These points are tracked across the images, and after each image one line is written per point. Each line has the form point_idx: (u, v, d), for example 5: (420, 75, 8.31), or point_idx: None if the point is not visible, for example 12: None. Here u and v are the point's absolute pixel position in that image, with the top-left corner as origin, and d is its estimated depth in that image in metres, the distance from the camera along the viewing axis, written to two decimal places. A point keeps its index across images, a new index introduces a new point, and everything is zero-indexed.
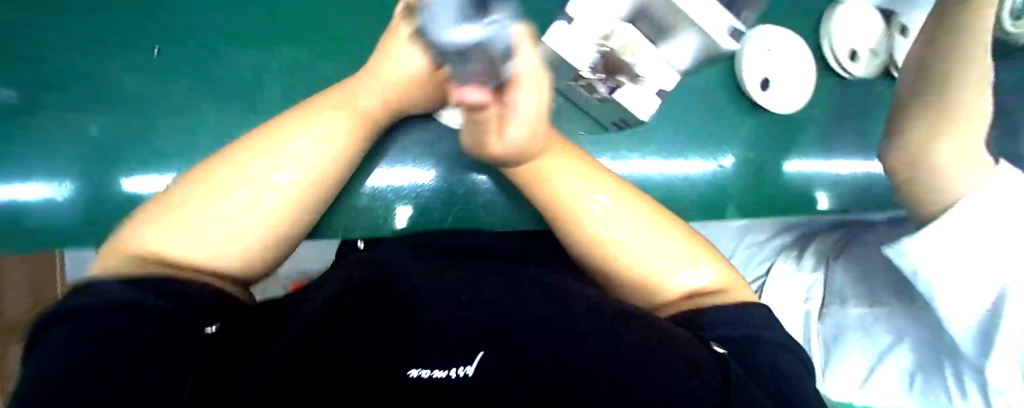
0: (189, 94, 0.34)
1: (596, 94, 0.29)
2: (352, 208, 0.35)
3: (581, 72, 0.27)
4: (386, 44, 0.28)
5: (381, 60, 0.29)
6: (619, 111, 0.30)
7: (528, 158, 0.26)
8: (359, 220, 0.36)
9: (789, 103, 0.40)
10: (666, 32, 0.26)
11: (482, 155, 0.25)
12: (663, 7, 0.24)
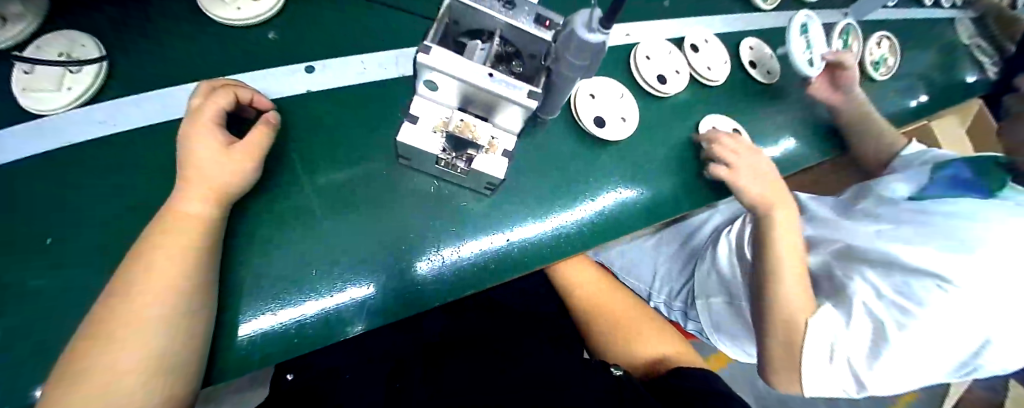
0: (65, 263, 0.32)
1: (459, 168, 0.35)
2: (271, 334, 0.33)
3: (437, 155, 0.33)
4: (187, 141, 0.33)
5: (191, 149, 0.33)
6: (480, 175, 0.34)
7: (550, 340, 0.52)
8: (277, 346, 0.33)
9: (622, 129, 0.47)
10: (490, 109, 0.31)
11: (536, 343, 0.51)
12: (481, 96, 0.30)
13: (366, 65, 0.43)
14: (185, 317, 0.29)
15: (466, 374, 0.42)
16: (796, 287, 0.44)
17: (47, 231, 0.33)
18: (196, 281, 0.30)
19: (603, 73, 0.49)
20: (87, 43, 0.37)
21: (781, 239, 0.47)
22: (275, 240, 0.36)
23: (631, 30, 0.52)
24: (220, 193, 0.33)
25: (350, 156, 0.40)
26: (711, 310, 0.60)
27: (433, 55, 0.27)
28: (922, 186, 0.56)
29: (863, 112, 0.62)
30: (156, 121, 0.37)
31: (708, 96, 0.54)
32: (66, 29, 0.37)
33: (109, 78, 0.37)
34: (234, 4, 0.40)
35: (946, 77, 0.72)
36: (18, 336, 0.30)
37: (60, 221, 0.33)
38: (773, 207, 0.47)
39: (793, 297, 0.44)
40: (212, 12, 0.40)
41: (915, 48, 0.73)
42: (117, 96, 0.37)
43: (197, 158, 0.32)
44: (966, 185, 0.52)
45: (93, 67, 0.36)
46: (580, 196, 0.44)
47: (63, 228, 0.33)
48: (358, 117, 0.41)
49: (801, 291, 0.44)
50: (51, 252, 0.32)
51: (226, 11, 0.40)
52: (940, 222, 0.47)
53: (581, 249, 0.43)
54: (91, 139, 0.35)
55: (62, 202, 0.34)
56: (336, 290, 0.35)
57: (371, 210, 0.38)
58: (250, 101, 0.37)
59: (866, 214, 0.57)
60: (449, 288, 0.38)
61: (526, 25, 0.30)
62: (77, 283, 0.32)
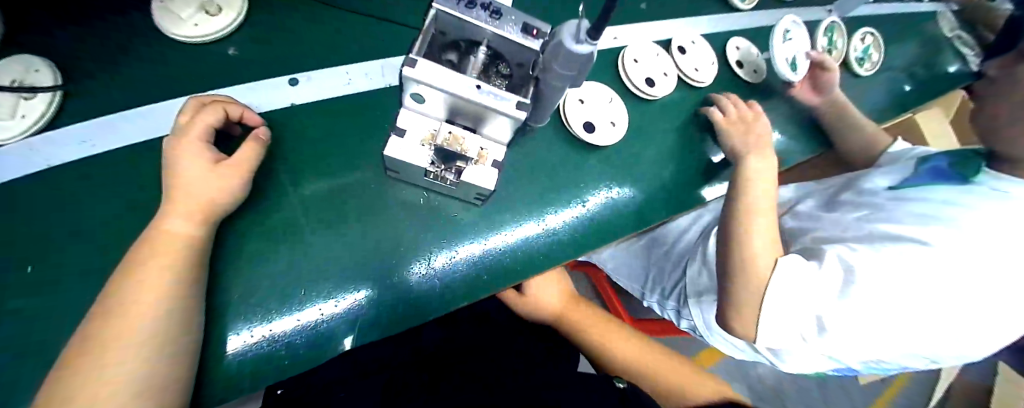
0: (42, 287, 0.31)
1: (449, 181, 0.34)
2: (260, 353, 0.32)
3: (425, 169, 0.32)
4: (169, 161, 0.32)
5: (174, 169, 0.32)
6: (470, 187, 0.34)
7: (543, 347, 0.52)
8: (267, 365, 0.32)
9: (612, 134, 0.47)
10: (479, 121, 0.31)
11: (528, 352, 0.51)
12: (468, 109, 0.29)
13: (351, 75, 0.42)
14: (170, 340, 0.28)
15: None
16: (763, 225, 0.45)
17: (24, 258, 0.32)
18: (180, 303, 0.29)
19: (591, 77, 0.49)
20: (43, 69, 0.35)
21: (757, 188, 0.46)
22: (262, 257, 0.35)
23: (618, 33, 0.52)
24: (204, 212, 0.32)
25: (336, 168, 0.39)
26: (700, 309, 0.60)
27: (419, 68, 0.27)
28: (905, 179, 0.57)
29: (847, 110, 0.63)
30: (130, 142, 0.36)
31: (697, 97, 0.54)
32: (27, 54, 0.36)
33: (65, 105, 0.36)
34: (192, 20, 0.39)
35: (929, 70, 0.73)
36: (10, 348, 0.29)
37: (38, 247, 0.32)
38: (750, 153, 0.48)
39: (758, 245, 0.43)
40: (169, 29, 0.38)
41: (898, 42, 0.73)
42: (82, 120, 0.36)
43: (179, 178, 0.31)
44: (945, 176, 0.52)
45: (46, 95, 0.35)
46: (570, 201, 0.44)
47: (57, 235, 0.33)
48: (346, 128, 0.40)
49: (767, 226, 0.45)
50: (29, 279, 0.31)
51: (184, 28, 0.39)
52: (927, 211, 0.47)
53: (574, 254, 0.42)
54: (50, 165, 0.34)
55: (40, 226, 0.33)
56: (326, 304, 0.35)
57: (360, 224, 0.38)
58: (241, 117, 0.36)
59: (849, 204, 0.58)
60: (442, 299, 0.37)
61: (512, 35, 0.29)
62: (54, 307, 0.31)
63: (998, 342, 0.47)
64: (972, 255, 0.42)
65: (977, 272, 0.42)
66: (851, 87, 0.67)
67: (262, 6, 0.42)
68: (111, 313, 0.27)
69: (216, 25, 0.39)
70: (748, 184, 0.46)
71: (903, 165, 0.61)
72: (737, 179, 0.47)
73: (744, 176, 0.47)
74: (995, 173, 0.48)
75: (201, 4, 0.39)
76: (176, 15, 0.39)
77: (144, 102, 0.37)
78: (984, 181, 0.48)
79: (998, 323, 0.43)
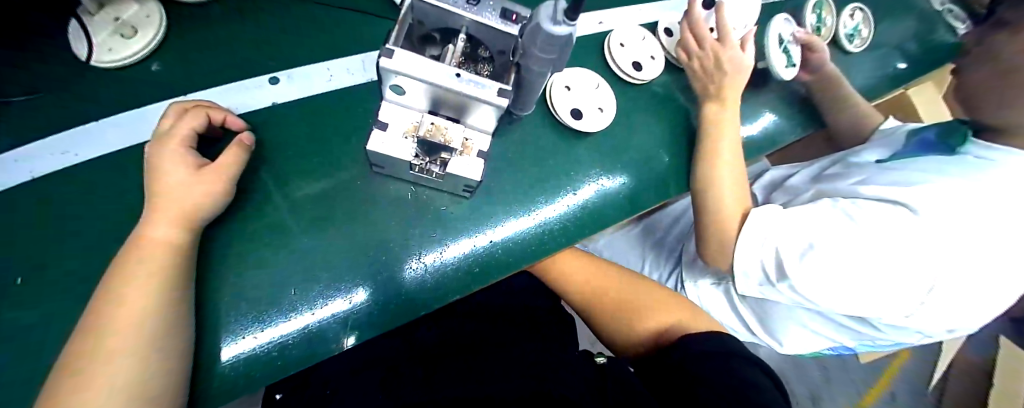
0: (28, 296, 0.31)
1: (434, 173, 0.34)
2: (252, 358, 0.32)
3: (410, 162, 0.32)
4: (153, 166, 0.32)
5: (159, 175, 0.31)
6: (456, 178, 0.34)
7: (538, 334, 0.52)
8: (261, 369, 0.32)
9: (600, 120, 0.46)
10: (463, 111, 0.30)
11: (527, 338, 0.51)
12: (451, 99, 0.29)
13: (333, 71, 0.42)
14: (159, 346, 0.28)
15: (466, 382, 0.42)
16: (732, 197, 0.47)
17: (9, 268, 0.31)
18: (166, 309, 0.29)
19: (577, 64, 0.49)
20: None
21: (723, 159, 0.47)
22: (253, 259, 0.35)
23: (604, 18, 0.52)
24: (188, 216, 0.31)
25: (323, 167, 0.38)
26: (700, 292, 0.60)
27: (397, 59, 0.26)
28: (895, 152, 0.57)
29: (836, 84, 0.63)
30: (95, 154, 0.35)
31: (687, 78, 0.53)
32: None
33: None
34: (105, 44, 0.36)
35: (921, 45, 0.73)
36: (8, 344, 0.29)
37: (26, 258, 0.32)
38: (711, 101, 0.48)
39: (733, 220, 0.47)
40: (82, 56, 0.36)
41: (889, 17, 0.73)
42: (34, 138, 0.34)
43: (165, 182, 0.31)
44: (933, 146, 0.52)
45: None
46: (559, 190, 0.43)
47: (53, 245, 0.32)
48: (330, 125, 0.40)
49: (737, 198, 0.47)
50: (17, 291, 0.31)
51: (98, 53, 0.36)
52: (909, 176, 0.47)
53: (566, 244, 0.42)
54: (12, 183, 0.33)
55: (26, 238, 0.32)
56: (318, 306, 0.34)
57: (350, 222, 0.37)
58: (223, 122, 0.36)
59: (832, 176, 0.58)
60: (433, 293, 0.37)
61: (491, 22, 0.29)
62: (46, 317, 0.31)
63: (976, 316, 0.48)
64: (957, 220, 0.42)
65: (963, 239, 0.42)
66: (842, 63, 0.66)
67: (185, 20, 0.39)
68: (99, 324, 0.27)
69: (130, 46, 0.37)
70: (713, 161, 0.47)
71: (894, 140, 0.61)
72: (719, 139, 0.47)
73: (710, 151, 0.47)
74: (982, 142, 0.48)
75: (116, 28, 0.37)
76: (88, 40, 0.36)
77: (105, 113, 0.36)
78: (971, 151, 0.48)
79: (980, 289, 0.44)
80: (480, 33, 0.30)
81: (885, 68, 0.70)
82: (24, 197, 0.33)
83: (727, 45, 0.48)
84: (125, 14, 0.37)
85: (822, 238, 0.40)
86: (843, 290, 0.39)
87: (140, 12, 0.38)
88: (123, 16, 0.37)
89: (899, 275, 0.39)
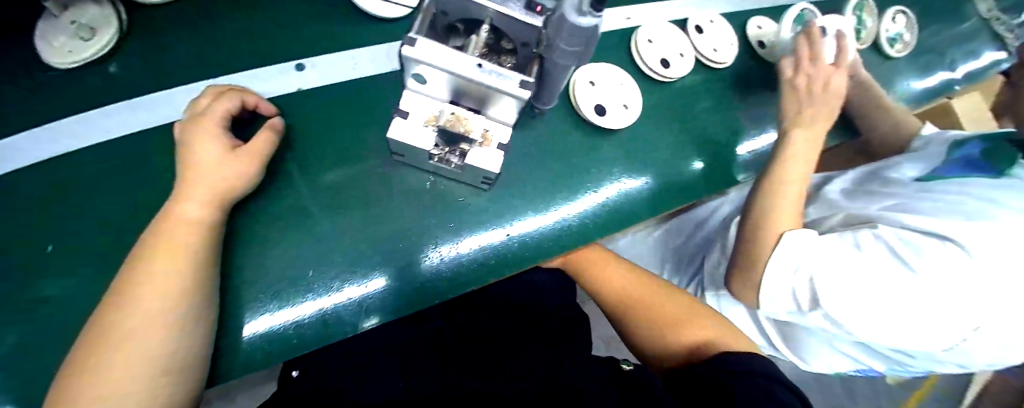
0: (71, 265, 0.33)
1: (453, 164, 0.34)
2: (270, 337, 0.33)
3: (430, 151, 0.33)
4: (187, 147, 0.32)
5: (192, 156, 0.32)
6: (476, 170, 0.34)
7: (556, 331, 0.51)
8: (276, 346, 0.33)
9: (625, 117, 0.45)
10: (485, 102, 0.30)
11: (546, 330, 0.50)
12: (473, 90, 0.29)
13: (357, 59, 0.42)
14: (188, 323, 0.29)
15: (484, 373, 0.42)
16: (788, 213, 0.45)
17: (55, 238, 0.33)
18: (194, 286, 0.29)
19: (603, 60, 0.48)
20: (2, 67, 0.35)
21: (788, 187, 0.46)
22: (275, 240, 0.35)
23: (632, 13, 0.50)
24: (218, 201, 0.32)
25: (349, 154, 0.39)
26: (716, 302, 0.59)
27: (419, 47, 0.26)
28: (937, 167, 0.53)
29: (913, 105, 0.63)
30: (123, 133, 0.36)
31: (714, 78, 0.51)
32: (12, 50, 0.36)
33: (35, 98, 0.36)
34: (64, 47, 0.36)
35: (971, 54, 0.68)
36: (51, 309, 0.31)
37: (67, 228, 0.33)
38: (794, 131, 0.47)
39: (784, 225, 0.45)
40: (42, 57, 0.36)
41: (937, 23, 0.69)
42: (80, 111, 0.36)
43: (198, 161, 0.32)
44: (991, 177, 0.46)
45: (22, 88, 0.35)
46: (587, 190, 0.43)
47: (94, 218, 0.34)
48: (351, 112, 0.40)
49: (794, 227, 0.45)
50: (60, 260, 0.32)
51: (57, 55, 0.36)
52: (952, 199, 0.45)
53: (585, 243, 0.41)
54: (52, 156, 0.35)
55: (68, 210, 0.34)
56: (334, 289, 0.35)
57: (370, 210, 0.38)
58: (256, 106, 0.37)
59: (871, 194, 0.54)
60: (450, 285, 0.37)
61: (515, 12, 0.29)
62: (86, 286, 0.32)
63: None
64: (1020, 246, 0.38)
65: None
66: (884, 69, 0.63)
67: (144, 18, 0.39)
68: (129, 297, 0.28)
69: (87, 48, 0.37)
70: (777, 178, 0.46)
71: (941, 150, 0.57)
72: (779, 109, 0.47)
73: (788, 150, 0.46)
74: None
75: (76, 31, 0.37)
76: (47, 41, 0.36)
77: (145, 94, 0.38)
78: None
79: None
80: (501, 26, 0.30)
81: (930, 76, 0.66)
82: (72, 170, 0.35)
83: (839, 69, 0.49)
84: (83, 17, 0.37)
85: (834, 269, 0.39)
86: (878, 319, 0.37)
87: (100, 16, 0.37)
88: (80, 19, 0.37)
89: (942, 251, 0.38)
